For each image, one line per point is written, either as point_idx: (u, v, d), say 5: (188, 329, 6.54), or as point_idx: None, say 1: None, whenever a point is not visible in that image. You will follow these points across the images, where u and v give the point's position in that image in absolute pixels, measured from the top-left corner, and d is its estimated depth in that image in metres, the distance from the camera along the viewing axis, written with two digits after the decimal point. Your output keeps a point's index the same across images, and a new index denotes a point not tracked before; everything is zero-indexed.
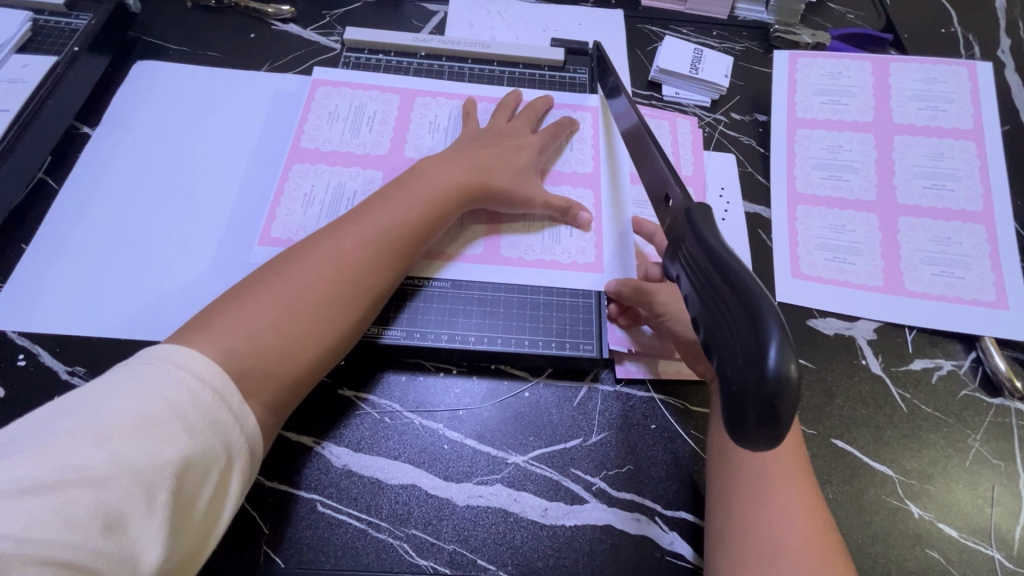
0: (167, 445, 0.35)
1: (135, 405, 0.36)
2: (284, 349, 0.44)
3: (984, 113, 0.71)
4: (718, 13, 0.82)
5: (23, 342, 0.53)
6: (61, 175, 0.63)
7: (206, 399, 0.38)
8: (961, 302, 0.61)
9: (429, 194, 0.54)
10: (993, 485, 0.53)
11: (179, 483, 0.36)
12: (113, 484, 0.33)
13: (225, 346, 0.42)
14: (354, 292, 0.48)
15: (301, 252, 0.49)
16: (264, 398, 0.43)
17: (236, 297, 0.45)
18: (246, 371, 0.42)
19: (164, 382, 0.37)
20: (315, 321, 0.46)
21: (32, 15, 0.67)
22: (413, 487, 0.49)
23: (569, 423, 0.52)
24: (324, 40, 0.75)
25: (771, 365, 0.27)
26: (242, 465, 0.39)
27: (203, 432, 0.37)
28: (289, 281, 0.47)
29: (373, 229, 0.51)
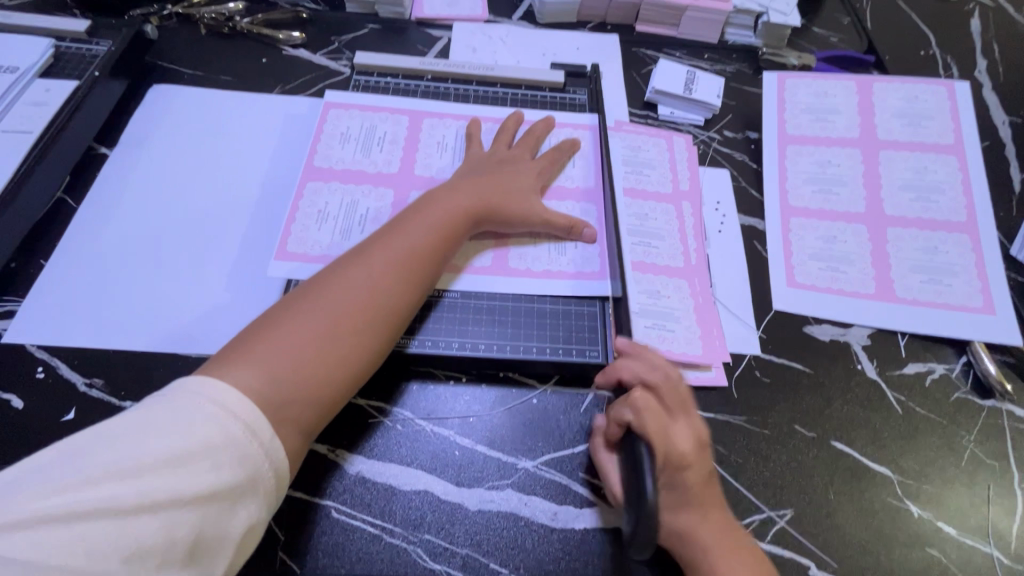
0: (197, 481, 0.37)
1: (167, 441, 0.37)
2: (317, 378, 0.46)
3: (963, 129, 0.75)
4: (710, 36, 0.87)
5: (42, 355, 0.54)
6: (80, 193, 0.64)
7: (239, 435, 0.40)
8: (951, 308, 0.63)
9: (444, 219, 0.57)
10: (989, 485, 0.54)
11: (206, 517, 0.37)
12: (143, 518, 0.35)
13: (266, 375, 0.44)
14: (382, 321, 0.51)
15: (329, 280, 0.51)
16: (299, 425, 0.45)
17: (271, 325, 0.48)
18: (282, 399, 0.44)
19: (196, 416, 0.39)
20: (347, 350, 0.48)
21: (54, 42, 0.69)
22: (425, 492, 0.50)
23: (577, 428, 0.54)
24: (333, 64, 0.78)
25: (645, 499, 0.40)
26: (268, 496, 0.41)
27: (232, 468, 0.39)
28: (321, 310, 0.49)
29: (396, 256, 0.53)
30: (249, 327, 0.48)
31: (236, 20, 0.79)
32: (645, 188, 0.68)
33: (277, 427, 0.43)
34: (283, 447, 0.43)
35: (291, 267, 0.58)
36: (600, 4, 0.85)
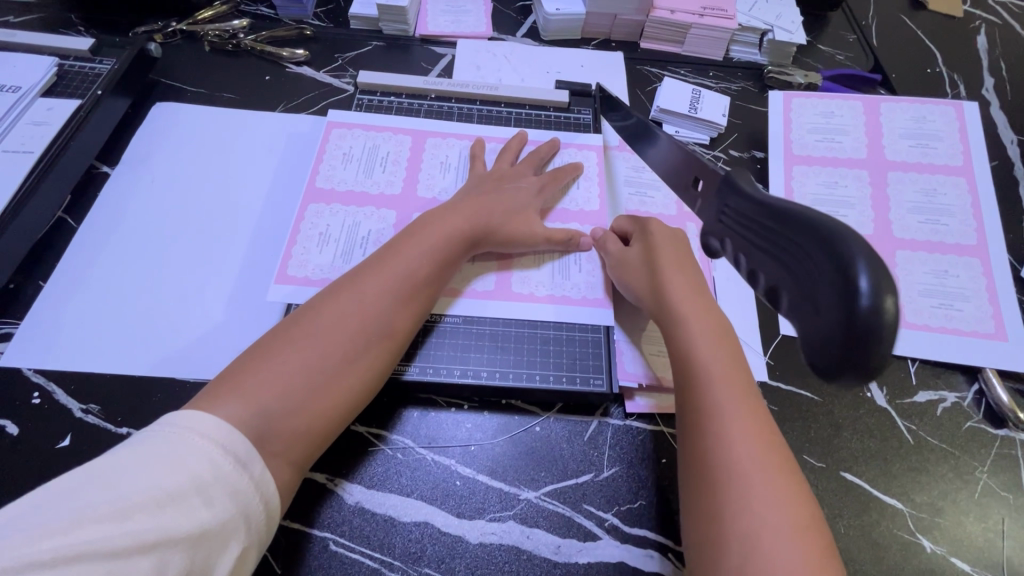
0: (188, 518, 0.36)
1: (156, 478, 0.36)
2: (309, 408, 0.45)
3: (973, 150, 0.74)
4: (715, 54, 0.86)
5: (38, 380, 0.54)
6: (80, 213, 0.64)
7: (230, 469, 0.39)
8: (961, 333, 0.62)
9: (441, 242, 0.56)
10: (1003, 518, 0.53)
11: (196, 556, 0.36)
12: (132, 559, 0.34)
13: (256, 407, 0.43)
14: (375, 347, 0.50)
15: (323, 306, 0.50)
16: (290, 456, 0.44)
17: (263, 354, 0.47)
18: (274, 432, 0.43)
19: (187, 452, 0.38)
20: (340, 378, 0.47)
21: (58, 61, 0.69)
22: (426, 524, 0.49)
23: (580, 457, 0.53)
24: (337, 82, 0.78)
25: (865, 303, 0.30)
26: (259, 531, 0.40)
27: (223, 503, 0.38)
28: (313, 338, 0.48)
29: (391, 280, 0.52)
30: (241, 355, 0.47)
31: (239, 37, 0.79)
32: (650, 210, 0.68)
33: (265, 460, 0.42)
34: (274, 480, 0.42)
35: (292, 290, 0.57)
36: (605, 22, 0.85)
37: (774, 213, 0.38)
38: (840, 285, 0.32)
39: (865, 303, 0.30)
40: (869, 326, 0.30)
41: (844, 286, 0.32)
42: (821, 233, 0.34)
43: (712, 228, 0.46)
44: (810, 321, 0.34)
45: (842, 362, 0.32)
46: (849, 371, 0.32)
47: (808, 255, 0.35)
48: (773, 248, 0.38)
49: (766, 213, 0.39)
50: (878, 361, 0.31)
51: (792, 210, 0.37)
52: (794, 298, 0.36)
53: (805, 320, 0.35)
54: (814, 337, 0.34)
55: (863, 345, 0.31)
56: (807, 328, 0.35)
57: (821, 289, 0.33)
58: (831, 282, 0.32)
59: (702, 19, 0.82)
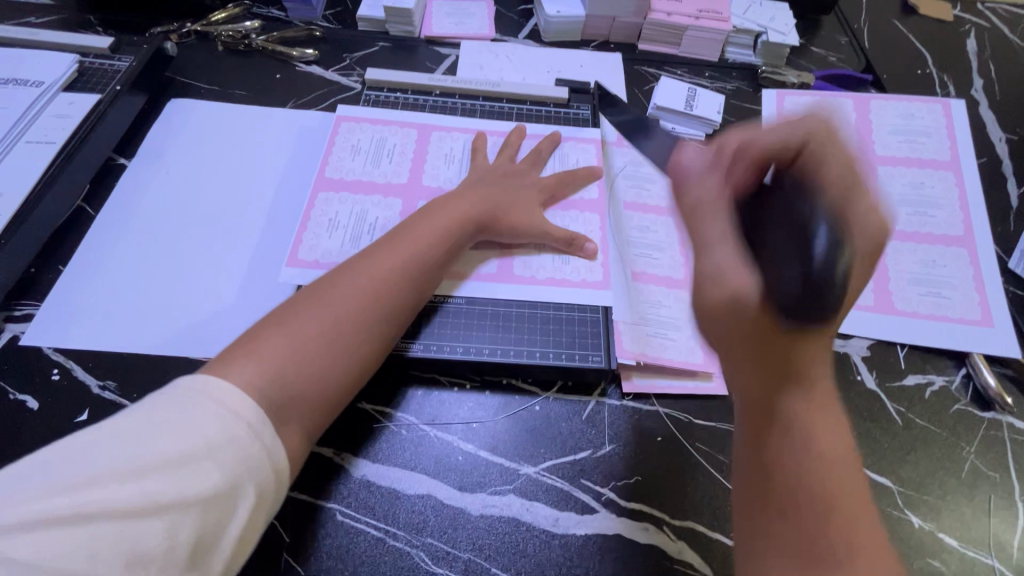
0: (198, 482, 0.37)
1: (171, 442, 0.37)
2: (318, 378, 0.47)
3: (960, 146, 0.76)
4: (710, 55, 0.89)
5: (57, 357, 0.56)
6: (98, 202, 0.67)
7: (240, 436, 0.40)
8: (949, 320, 0.64)
9: (445, 230, 0.58)
10: (990, 497, 0.55)
11: (207, 519, 0.37)
12: (143, 518, 0.35)
13: (271, 372, 0.45)
14: (383, 324, 0.52)
15: (336, 280, 0.52)
16: (301, 424, 0.46)
17: (279, 322, 0.48)
18: (287, 398, 0.45)
19: (203, 418, 0.39)
20: (347, 352, 0.49)
21: (79, 58, 0.72)
22: (429, 497, 0.51)
23: (578, 435, 0.55)
24: (345, 80, 0.81)
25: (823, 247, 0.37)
26: (268, 496, 0.41)
27: (233, 468, 0.39)
28: (326, 310, 0.50)
29: (400, 259, 0.54)
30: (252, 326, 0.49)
31: (252, 37, 0.83)
32: (647, 202, 0.70)
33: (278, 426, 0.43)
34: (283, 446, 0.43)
35: (303, 273, 0.60)
36: (604, 24, 0.88)
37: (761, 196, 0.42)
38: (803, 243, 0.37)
39: (821, 252, 0.36)
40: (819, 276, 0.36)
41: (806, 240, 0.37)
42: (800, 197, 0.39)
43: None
44: (779, 282, 0.39)
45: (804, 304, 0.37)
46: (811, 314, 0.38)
47: (786, 227, 0.39)
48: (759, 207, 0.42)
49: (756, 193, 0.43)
50: (826, 304, 0.37)
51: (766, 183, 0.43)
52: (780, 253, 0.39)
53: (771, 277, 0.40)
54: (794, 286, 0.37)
55: (818, 290, 0.37)
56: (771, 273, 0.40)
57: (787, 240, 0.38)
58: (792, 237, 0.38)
59: (697, 21, 0.85)
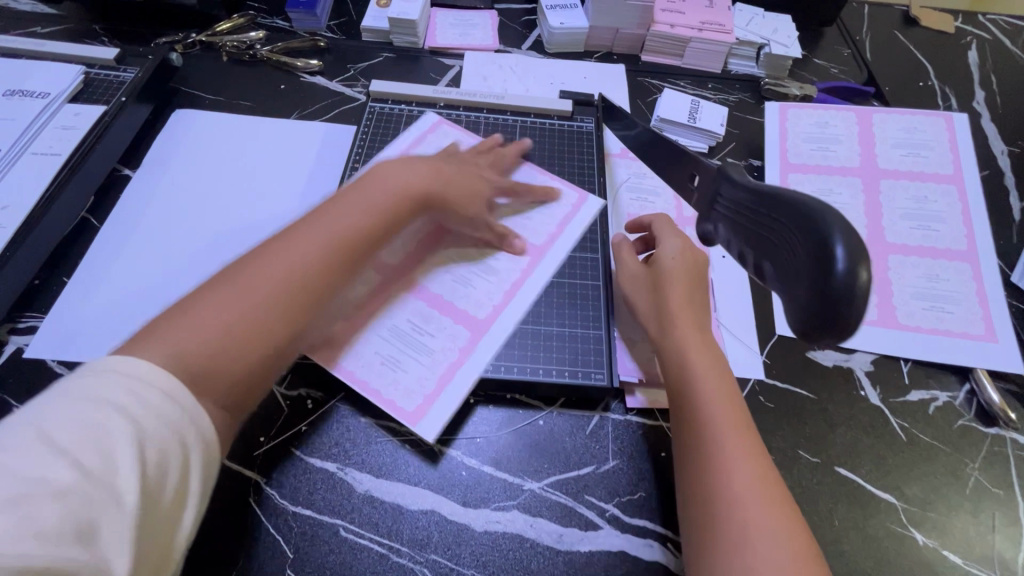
0: (115, 458, 0.34)
1: (87, 414, 0.34)
2: (228, 347, 0.42)
3: (963, 159, 0.76)
4: (713, 67, 0.89)
5: (60, 370, 0.56)
6: (103, 213, 0.67)
7: (155, 399, 0.36)
8: (953, 335, 0.64)
9: (386, 199, 0.53)
10: (994, 513, 0.55)
11: (144, 481, 0.34)
12: (44, 503, 0.31)
13: (170, 348, 0.40)
14: (324, 286, 0.48)
15: (268, 247, 0.48)
16: (217, 398, 0.41)
17: (199, 292, 0.44)
18: (205, 372, 0.40)
19: (106, 387, 0.36)
20: (275, 325, 0.44)
21: (85, 69, 0.73)
22: (432, 512, 0.51)
23: (582, 450, 0.55)
24: (349, 91, 0.82)
25: (840, 262, 0.30)
26: (205, 451, 0.38)
27: (153, 438, 0.35)
28: (254, 278, 0.45)
29: (345, 220, 0.50)
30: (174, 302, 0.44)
31: (256, 48, 0.83)
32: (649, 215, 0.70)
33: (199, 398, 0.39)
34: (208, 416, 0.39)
35: None
36: (607, 36, 0.88)
37: (772, 200, 0.37)
38: (820, 258, 0.32)
39: (840, 268, 0.30)
40: (840, 292, 0.30)
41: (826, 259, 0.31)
42: (816, 210, 0.33)
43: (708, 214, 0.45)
44: (790, 297, 0.34)
45: (820, 322, 0.32)
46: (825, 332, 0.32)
47: (795, 232, 0.34)
48: (763, 229, 0.38)
49: (762, 199, 0.38)
50: (849, 322, 0.31)
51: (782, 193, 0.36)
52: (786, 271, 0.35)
53: (790, 291, 0.35)
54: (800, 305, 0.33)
55: (837, 303, 0.31)
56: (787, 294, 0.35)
57: (807, 261, 0.33)
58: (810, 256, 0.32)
59: (700, 33, 0.86)
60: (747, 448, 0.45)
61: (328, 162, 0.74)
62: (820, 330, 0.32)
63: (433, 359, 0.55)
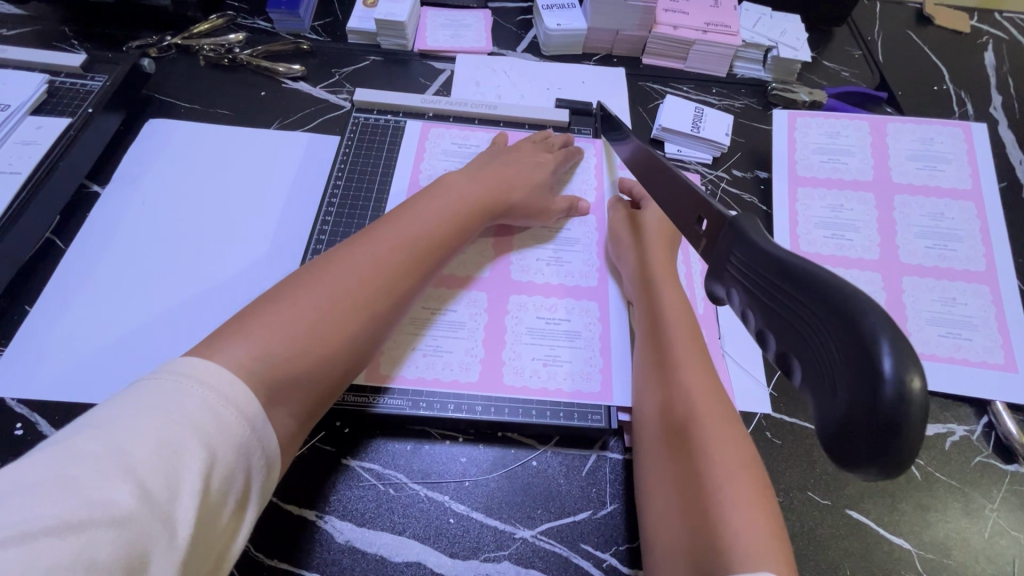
0: (180, 483, 0.33)
1: (161, 430, 0.34)
2: (313, 353, 0.43)
3: (981, 172, 0.72)
4: (718, 71, 0.85)
5: (20, 410, 0.52)
6: (69, 235, 0.63)
7: (231, 420, 0.36)
8: (970, 364, 0.61)
9: (457, 209, 0.57)
10: (1014, 559, 0.51)
11: (203, 510, 0.34)
12: (104, 530, 0.30)
13: (258, 351, 0.41)
14: (386, 300, 0.49)
15: (334, 258, 0.49)
16: (292, 410, 0.42)
17: (275, 295, 0.45)
18: (278, 378, 0.41)
19: (187, 401, 0.35)
20: (340, 333, 0.45)
21: (49, 77, 0.68)
22: (418, 565, 0.47)
23: (578, 494, 0.51)
24: (334, 98, 0.77)
25: (889, 383, 0.23)
26: (260, 480, 0.38)
27: (221, 463, 0.35)
28: (326, 287, 0.46)
29: (405, 237, 0.52)
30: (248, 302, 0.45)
31: (235, 51, 0.78)
32: None
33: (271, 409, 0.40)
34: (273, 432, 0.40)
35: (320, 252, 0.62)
36: (606, 37, 0.84)
37: (790, 274, 0.29)
38: (857, 369, 0.24)
39: (888, 390, 0.23)
40: (890, 419, 0.23)
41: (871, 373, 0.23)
42: (853, 302, 0.25)
43: (712, 271, 0.36)
44: (818, 409, 0.26)
45: (861, 458, 0.24)
46: (864, 465, 0.24)
47: (827, 328, 0.26)
48: (780, 311, 0.29)
49: (777, 270, 0.30)
50: (901, 462, 0.24)
51: (808, 271, 0.28)
52: (810, 375, 0.27)
53: (817, 404, 0.27)
54: (831, 427, 0.25)
55: (886, 434, 0.23)
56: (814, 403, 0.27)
57: (843, 370, 0.25)
58: (847, 363, 0.25)
59: (705, 35, 0.81)
60: (726, 441, 0.44)
61: (311, 176, 0.70)
62: (862, 466, 0.24)
63: (587, 341, 0.58)
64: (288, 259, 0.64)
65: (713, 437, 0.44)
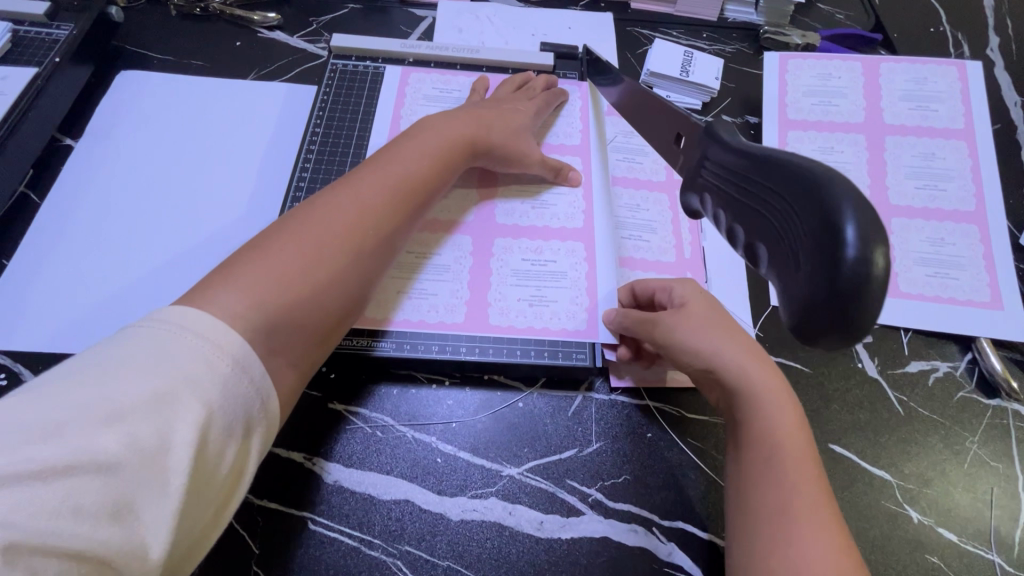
0: (173, 434, 0.33)
1: (152, 380, 0.33)
2: (307, 301, 0.43)
3: (974, 112, 0.71)
4: (709, 14, 0.82)
5: (4, 361, 0.52)
6: (44, 189, 0.62)
7: (226, 374, 0.36)
8: (957, 303, 0.60)
9: (437, 149, 0.55)
10: (992, 488, 0.53)
11: (199, 462, 0.34)
12: (93, 477, 0.31)
13: (250, 300, 0.40)
14: (375, 245, 0.48)
15: (316, 203, 0.48)
16: (290, 357, 0.42)
17: (261, 246, 0.44)
18: (274, 325, 0.40)
19: (180, 353, 0.35)
20: (332, 280, 0.45)
21: (13, 27, 0.66)
22: (406, 502, 0.48)
23: (564, 433, 0.52)
24: (312, 47, 0.75)
25: (851, 254, 0.26)
26: (262, 434, 0.38)
27: (216, 417, 0.34)
28: (312, 233, 0.45)
29: (389, 179, 0.51)
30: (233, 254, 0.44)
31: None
32: (638, 177, 0.65)
33: (270, 358, 0.40)
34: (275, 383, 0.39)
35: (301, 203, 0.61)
36: None
37: (762, 165, 0.32)
38: (822, 243, 0.27)
39: (850, 256, 0.26)
40: (854, 284, 0.26)
41: (834, 244, 0.27)
42: (817, 179, 0.28)
43: (690, 183, 0.40)
44: (790, 286, 0.30)
45: (827, 325, 0.28)
46: (830, 332, 0.28)
47: (797, 210, 0.29)
48: (754, 203, 0.33)
49: (751, 165, 0.33)
50: (866, 324, 0.27)
51: (778, 157, 0.31)
52: (781, 255, 0.31)
53: (786, 281, 0.31)
54: (800, 302, 0.29)
55: (848, 300, 0.26)
56: (784, 283, 0.31)
57: (811, 246, 0.28)
58: (812, 238, 0.28)
59: None
60: (810, 475, 0.43)
61: (290, 127, 0.68)
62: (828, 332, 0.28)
63: (573, 281, 0.57)
64: (269, 211, 0.63)
65: (794, 482, 0.42)
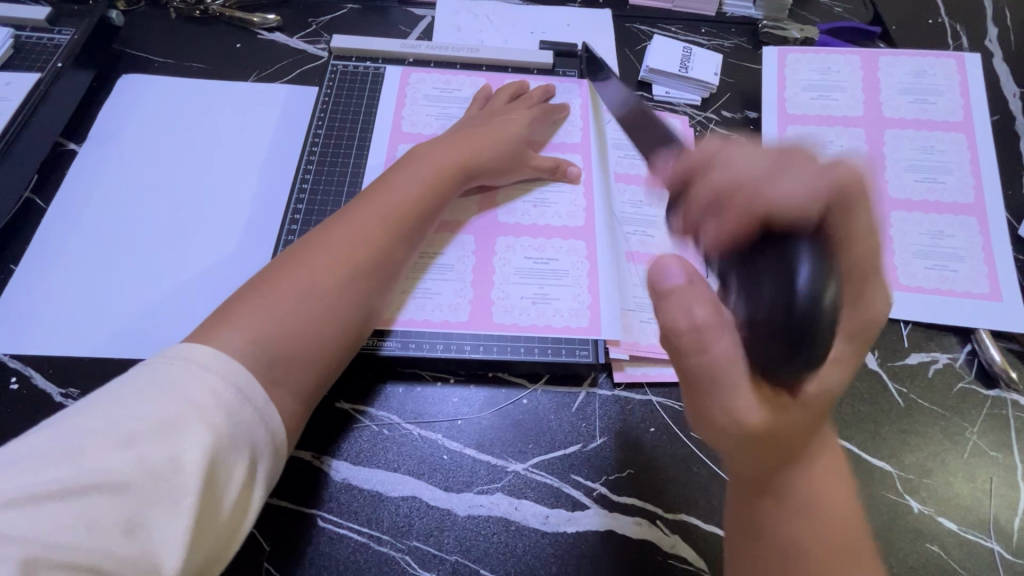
0: (180, 455, 0.34)
1: (160, 406, 0.35)
2: (304, 336, 0.45)
3: (973, 104, 0.71)
4: (707, 10, 0.82)
5: (15, 365, 0.53)
6: (48, 193, 0.62)
7: (230, 399, 0.37)
8: (956, 295, 0.61)
9: (431, 169, 0.56)
10: (991, 477, 0.53)
11: (207, 481, 0.34)
12: (105, 497, 0.32)
13: (248, 341, 0.42)
14: (370, 271, 0.49)
15: (315, 241, 0.50)
16: (292, 387, 0.43)
17: (261, 286, 0.46)
18: (272, 360, 0.42)
19: (187, 380, 0.37)
20: (329, 314, 0.46)
21: (14, 32, 0.66)
22: (413, 498, 0.49)
23: (568, 428, 0.52)
24: (312, 48, 0.75)
25: (805, 291, 0.32)
26: (268, 456, 0.39)
27: (221, 438, 0.36)
28: (309, 271, 0.47)
29: (385, 208, 0.52)
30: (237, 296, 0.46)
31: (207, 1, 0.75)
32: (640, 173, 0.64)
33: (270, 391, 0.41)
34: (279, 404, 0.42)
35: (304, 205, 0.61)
36: None
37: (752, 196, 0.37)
38: (783, 276, 0.33)
39: (804, 294, 0.32)
40: (803, 317, 0.32)
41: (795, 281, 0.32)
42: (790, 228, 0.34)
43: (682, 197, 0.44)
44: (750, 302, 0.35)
45: (774, 340, 0.33)
46: (782, 352, 0.33)
47: (769, 244, 0.34)
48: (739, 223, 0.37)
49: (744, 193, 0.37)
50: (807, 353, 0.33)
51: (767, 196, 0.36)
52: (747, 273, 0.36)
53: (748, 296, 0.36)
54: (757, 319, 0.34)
55: (798, 330, 0.32)
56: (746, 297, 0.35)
57: (775, 276, 0.33)
58: (778, 269, 0.33)
59: None
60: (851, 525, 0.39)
61: (291, 129, 0.69)
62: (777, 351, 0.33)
63: (575, 279, 0.58)
64: (273, 213, 0.63)
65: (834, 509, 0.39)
